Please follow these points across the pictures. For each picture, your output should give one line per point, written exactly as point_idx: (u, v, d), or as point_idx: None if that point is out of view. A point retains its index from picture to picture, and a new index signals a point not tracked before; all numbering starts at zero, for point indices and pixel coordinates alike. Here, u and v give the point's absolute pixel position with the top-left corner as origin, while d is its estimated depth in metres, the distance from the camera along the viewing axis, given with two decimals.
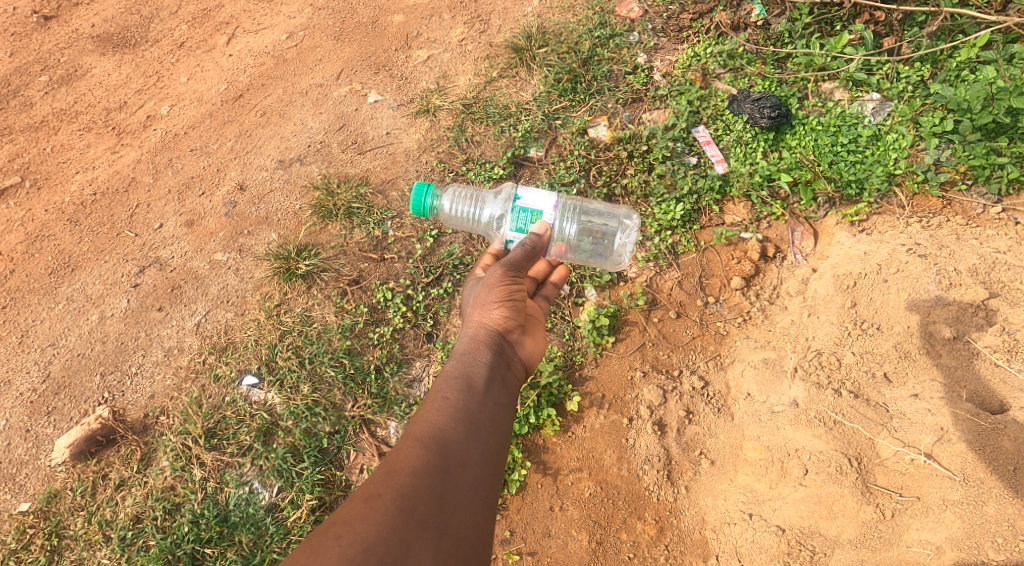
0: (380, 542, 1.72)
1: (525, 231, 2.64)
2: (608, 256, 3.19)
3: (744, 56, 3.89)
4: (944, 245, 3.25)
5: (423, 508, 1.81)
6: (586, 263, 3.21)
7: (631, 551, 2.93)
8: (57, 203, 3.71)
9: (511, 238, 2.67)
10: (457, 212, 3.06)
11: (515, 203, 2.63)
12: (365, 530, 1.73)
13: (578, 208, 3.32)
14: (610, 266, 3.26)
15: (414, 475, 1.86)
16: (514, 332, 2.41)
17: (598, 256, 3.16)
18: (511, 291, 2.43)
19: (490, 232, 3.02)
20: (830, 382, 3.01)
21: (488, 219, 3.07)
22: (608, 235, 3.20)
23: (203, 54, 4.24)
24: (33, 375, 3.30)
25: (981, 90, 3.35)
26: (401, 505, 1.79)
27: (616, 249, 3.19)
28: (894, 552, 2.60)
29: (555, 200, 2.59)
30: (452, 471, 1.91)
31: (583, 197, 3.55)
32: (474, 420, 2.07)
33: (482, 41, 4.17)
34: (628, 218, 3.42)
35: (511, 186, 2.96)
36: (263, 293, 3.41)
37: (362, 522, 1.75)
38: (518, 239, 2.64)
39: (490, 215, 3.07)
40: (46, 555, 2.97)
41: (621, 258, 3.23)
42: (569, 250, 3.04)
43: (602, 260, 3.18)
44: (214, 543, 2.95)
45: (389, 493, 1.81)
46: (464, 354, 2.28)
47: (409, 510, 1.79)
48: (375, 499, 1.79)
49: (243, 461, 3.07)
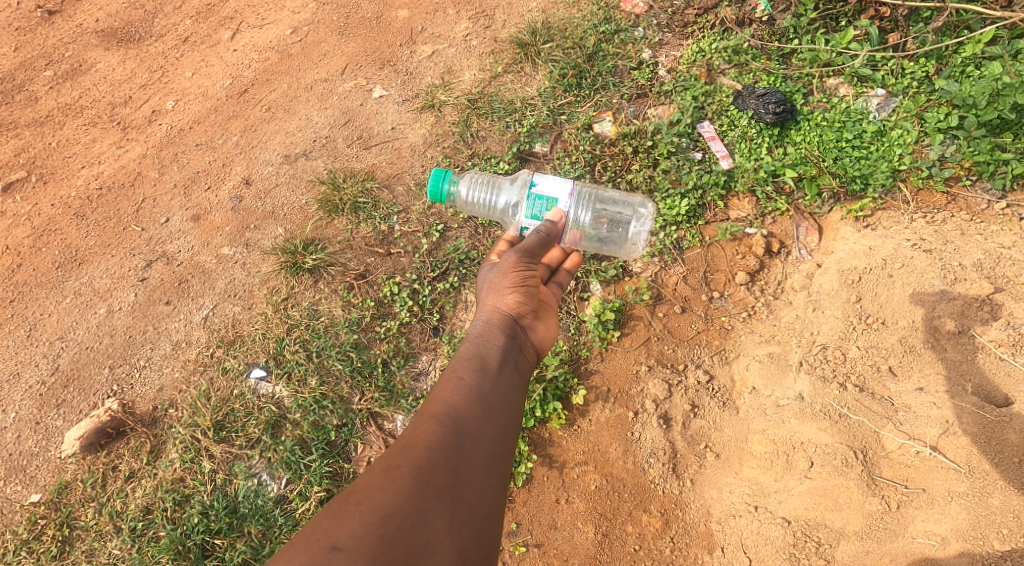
0: (397, 510, 1.74)
1: (540, 219, 2.69)
2: (622, 245, 3.34)
3: (749, 51, 3.91)
4: (949, 241, 3.27)
5: (439, 480, 1.83)
6: (600, 250, 3.35)
7: (637, 543, 2.95)
8: (63, 198, 3.72)
9: (527, 225, 2.72)
10: (474, 198, 3.09)
11: (531, 190, 2.67)
12: (383, 498, 1.75)
13: (595, 195, 3.39)
14: (623, 253, 3.41)
15: (429, 449, 1.88)
16: (527, 318, 2.43)
17: (613, 245, 3.31)
18: (525, 277, 2.47)
19: (506, 219, 3.09)
20: (835, 375, 3.04)
21: (504, 206, 3.11)
22: (621, 225, 3.32)
23: (208, 49, 4.25)
24: (42, 367, 3.32)
25: (987, 85, 3.33)
26: (418, 476, 1.81)
27: (629, 239, 3.33)
28: (900, 543, 2.64)
29: (570, 187, 2.64)
30: (467, 447, 1.93)
31: (600, 185, 3.62)
32: (488, 399, 2.09)
33: (486, 37, 4.17)
34: (643, 208, 3.50)
35: (528, 174, 3.05)
36: (270, 287, 3.43)
37: (380, 491, 1.77)
38: (533, 226, 2.69)
39: (506, 201, 3.10)
40: (57, 546, 2.99)
41: (634, 247, 3.39)
42: (583, 239, 3.17)
43: (615, 248, 3.34)
44: (224, 534, 2.98)
45: (406, 465, 1.84)
46: (478, 337, 2.30)
47: (425, 481, 1.81)
48: (392, 470, 1.82)
49: (252, 453, 3.10)
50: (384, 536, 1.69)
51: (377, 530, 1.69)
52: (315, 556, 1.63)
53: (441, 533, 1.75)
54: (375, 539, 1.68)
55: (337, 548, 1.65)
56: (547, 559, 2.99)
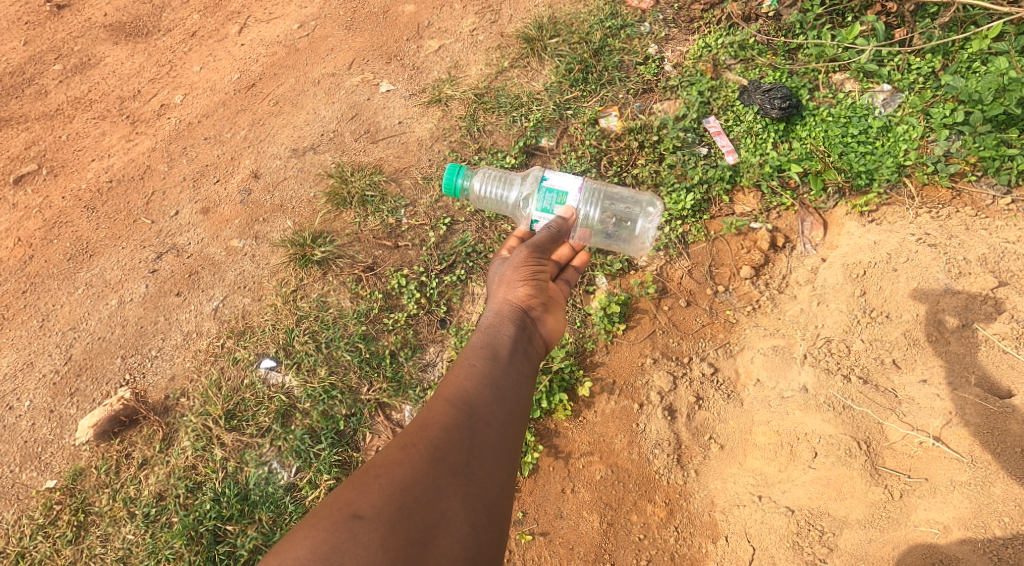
0: (414, 483, 1.78)
1: (550, 212, 2.69)
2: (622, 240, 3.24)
3: (755, 46, 3.94)
4: (954, 236, 3.29)
5: (454, 457, 1.87)
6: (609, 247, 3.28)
7: (642, 532, 2.98)
8: (74, 190, 3.76)
9: (538, 218, 2.72)
10: (486, 192, 3.13)
11: (542, 183, 2.69)
12: (401, 472, 1.80)
13: (602, 192, 3.40)
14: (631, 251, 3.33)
15: (445, 429, 1.92)
16: (536, 309, 2.46)
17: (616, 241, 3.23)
18: (534, 271, 2.51)
19: (517, 213, 3.07)
20: (839, 367, 3.07)
21: (515, 200, 3.12)
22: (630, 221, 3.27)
23: (215, 44, 4.30)
24: (55, 357, 3.35)
25: (993, 81, 3.39)
26: (434, 454, 1.85)
27: (638, 234, 3.25)
28: (902, 531, 2.66)
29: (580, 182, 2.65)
30: (480, 429, 1.97)
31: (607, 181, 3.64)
32: (500, 386, 2.13)
33: (493, 31, 4.21)
34: (651, 205, 3.50)
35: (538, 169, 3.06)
36: (280, 279, 3.47)
37: (398, 465, 1.81)
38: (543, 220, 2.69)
39: (517, 196, 3.11)
40: (73, 531, 3.02)
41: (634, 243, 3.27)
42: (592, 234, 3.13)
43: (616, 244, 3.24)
44: (236, 521, 3.00)
45: (422, 442, 1.88)
46: (489, 327, 2.34)
47: (441, 457, 1.86)
48: (409, 447, 1.86)
49: (263, 442, 3.13)
50: (402, 507, 1.74)
51: (396, 501, 1.74)
52: (337, 524, 1.68)
53: (456, 506, 1.79)
54: (395, 509, 1.72)
55: (358, 517, 1.70)
56: (553, 547, 3.01)
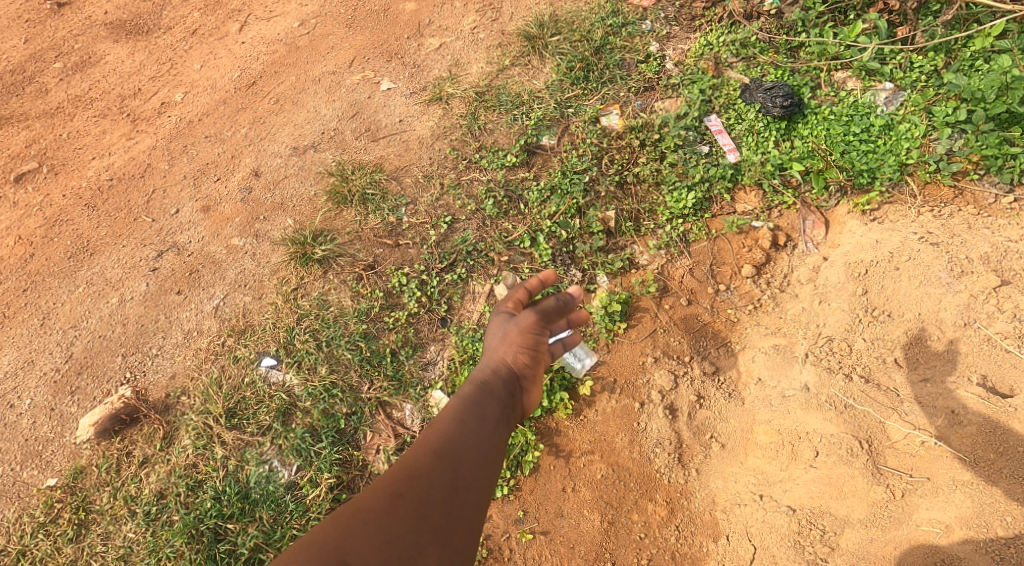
0: (394, 540, 1.71)
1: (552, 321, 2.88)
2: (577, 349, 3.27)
3: (757, 45, 3.93)
4: (957, 234, 3.28)
5: (436, 517, 1.79)
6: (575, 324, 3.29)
7: (643, 531, 2.98)
8: (74, 188, 3.76)
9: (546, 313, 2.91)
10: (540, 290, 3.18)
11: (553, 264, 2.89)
12: (383, 525, 1.72)
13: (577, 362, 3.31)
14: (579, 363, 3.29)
15: (433, 484, 1.84)
16: (533, 375, 2.37)
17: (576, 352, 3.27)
18: (541, 336, 2.40)
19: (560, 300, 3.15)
20: (841, 366, 3.06)
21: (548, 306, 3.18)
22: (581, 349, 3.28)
23: (216, 42, 4.29)
24: (56, 355, 3.35)
25: (996, 79, 3.38)
26: (419, 509, 1.77)
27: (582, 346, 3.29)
28: (904, 530, 2.65)
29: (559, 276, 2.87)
30: (466, 490, 1.89)
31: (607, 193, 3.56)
32: (491, 447, 2.04)
33: (494, 29, 4.20)
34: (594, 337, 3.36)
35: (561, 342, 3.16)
36: (280, 277, 3.46)
37: (381, 516, 1.73)
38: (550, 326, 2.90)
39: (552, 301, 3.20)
40: (74, 529, 3.02)
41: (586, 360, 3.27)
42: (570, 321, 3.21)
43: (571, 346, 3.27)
44: (237, 519, 3.00)
45: (408, 495, 1.79)
46: (488, 384, 2.25)
47: (424, 515, 1.78)
48: (395, 498, 1.77)
49: (263, 440, 3.12)
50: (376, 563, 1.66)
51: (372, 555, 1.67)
52: None
53: None
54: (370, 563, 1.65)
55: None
56: (553, 546, 3.01)
